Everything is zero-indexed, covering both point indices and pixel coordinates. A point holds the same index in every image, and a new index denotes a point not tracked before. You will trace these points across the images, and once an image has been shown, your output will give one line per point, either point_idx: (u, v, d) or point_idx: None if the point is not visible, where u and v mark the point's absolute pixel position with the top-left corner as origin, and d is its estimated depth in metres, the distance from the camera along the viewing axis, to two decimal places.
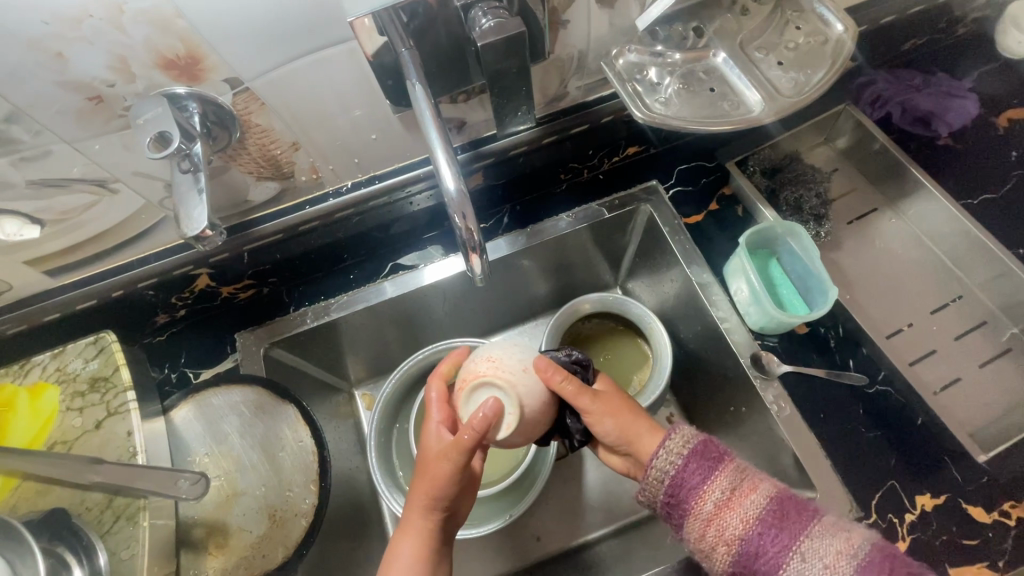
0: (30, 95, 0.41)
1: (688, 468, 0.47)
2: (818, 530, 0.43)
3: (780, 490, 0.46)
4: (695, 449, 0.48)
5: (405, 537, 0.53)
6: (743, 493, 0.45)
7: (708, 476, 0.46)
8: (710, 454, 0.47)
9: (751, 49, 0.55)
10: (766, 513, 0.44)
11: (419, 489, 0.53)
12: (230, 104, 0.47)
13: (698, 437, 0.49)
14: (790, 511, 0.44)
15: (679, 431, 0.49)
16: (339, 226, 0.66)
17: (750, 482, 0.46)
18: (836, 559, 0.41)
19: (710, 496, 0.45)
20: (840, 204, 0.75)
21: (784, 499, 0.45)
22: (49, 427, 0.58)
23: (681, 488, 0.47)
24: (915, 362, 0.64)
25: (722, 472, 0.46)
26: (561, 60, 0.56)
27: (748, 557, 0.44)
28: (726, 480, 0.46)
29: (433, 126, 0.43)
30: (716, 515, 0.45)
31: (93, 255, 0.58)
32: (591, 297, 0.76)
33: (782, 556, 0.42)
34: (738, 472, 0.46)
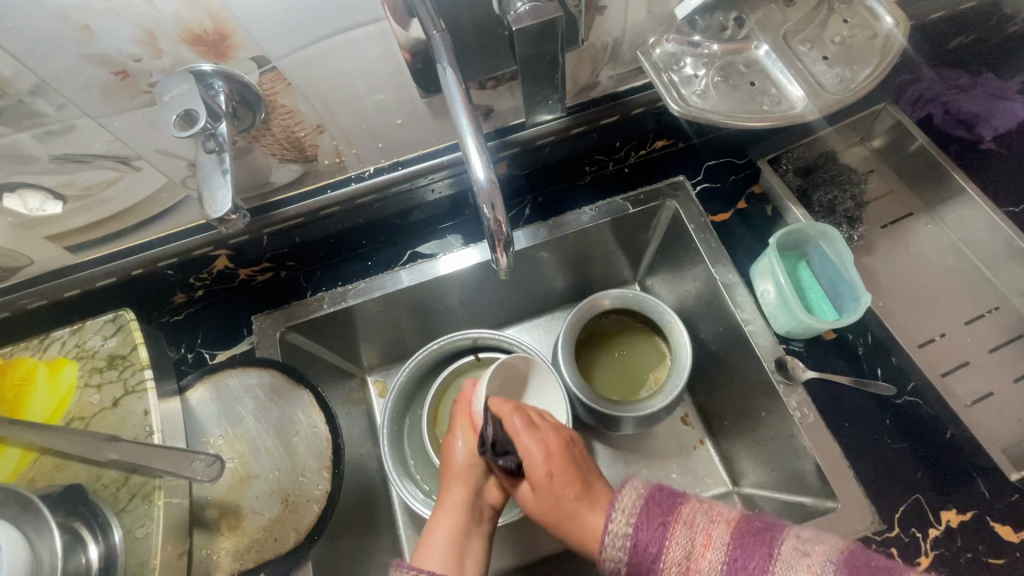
0: (56, 67, 0.40)
1: (642, 528, 0.44)
2: (781, 568, 0.39)
3: (735, 529, 0.42)
4: (640, 520, 0.44)
5: (440, 514, 0.58)
6: (699, 553, 0.41)
7: (663, 546, 0.42)
8: (655, 522, 0.44)
9: (794, 42, 0.53)
10: (729, 566, 0.40)
11: (448, 474, 0.61)
12: (256, 83, 0.46)
13: (638, 502, 0.45)
14: (750, 558, 0.40)
15: (625, 492, 0.46)
16: (359, 212, 0.65)
17: (702, 535, 0.42)
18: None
19: (670, 573, 0.41)
20: (875, 207, 0.73)
21: (740, 545, 0.41)
22: (67, 402, 0.58)
23: (640, 566, 0.43)
24: (946, 373, 0.62)
25: (672, 537, 0.42)
26: (595, 48, 0.54)
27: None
28: (678, 545, 0.42)
29: (464, 112, 0.41)
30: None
31: (114, 233, 0.57)
32: (611, 293, 0.74)
33: None
34: (687, 532, 0.42)
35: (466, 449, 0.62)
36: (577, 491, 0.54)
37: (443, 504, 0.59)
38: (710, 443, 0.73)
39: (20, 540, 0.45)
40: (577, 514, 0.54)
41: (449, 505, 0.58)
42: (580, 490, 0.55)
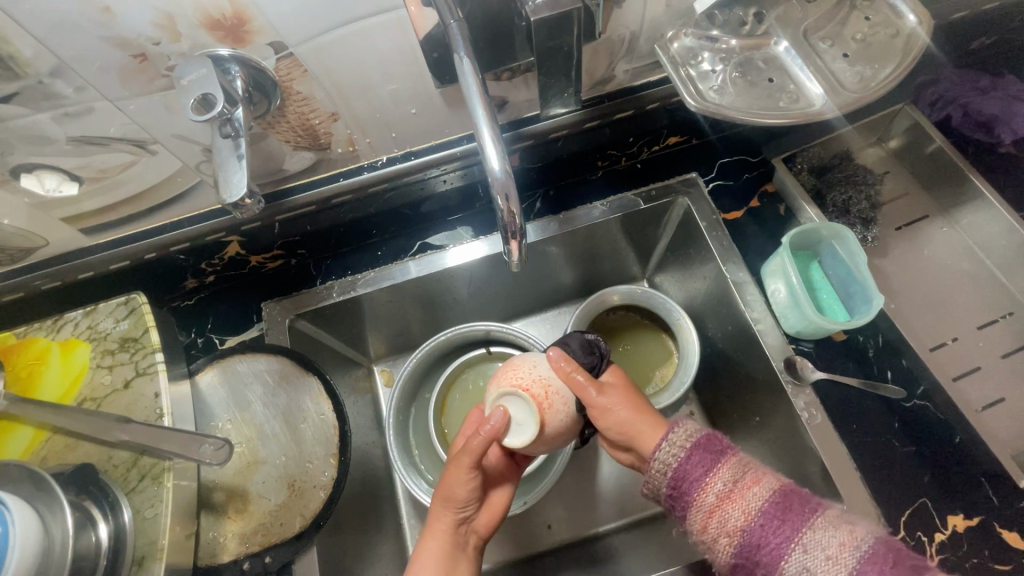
0: (75, 49, 0.41)
1: (692, 457, 0.46)
2: (820, 522, 0.41)
3: (782, 483, 0.44)
4: (700, 441, 0.47)
5: (428, 546, 0.55)
6: (745, 485, 0.44)
7: (712, 469, 0.45)
8: (710, 453, 0.46)
9: (815, 39, 0.53)
10: (767, 505, 0.43)
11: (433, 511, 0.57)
12: (272, 69, 0.46)
13: (700, 430, 0.48)
14: (789, 504, 0.42)
15: (683, 425, 0.49)
16: (371, 201, 0.65)
17: (750, 477, 0.44)
18: (840, 549, 0.39)
19: (712, 489, 0.44)
20: (889, 209, 0.72)
21: (785, 492, 0.43)
22: (79, 383, 0.59)
23: (685, 478, 0.46)
24: (957, 378, 0.62)
25: (719, 470, 0.45)
26: (611, 41, 0.54)
27: (750, 549, 0.42)
28: (728, 472, 0.45)
29: (480, 102, 0.41)
30: (717, 506, 0.44)
31: (127, 216, 0.58)
32: (620, 289, 0.73)
33: (784, 546, 0.41)
34: (737, 470, 0.45)
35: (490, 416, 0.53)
36: (640, 402, 0.56)
37: (430, 538, 0.55)
38: None
39: (33, 516, 0.46)
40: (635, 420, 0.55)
41: (438, 534, 0.55)
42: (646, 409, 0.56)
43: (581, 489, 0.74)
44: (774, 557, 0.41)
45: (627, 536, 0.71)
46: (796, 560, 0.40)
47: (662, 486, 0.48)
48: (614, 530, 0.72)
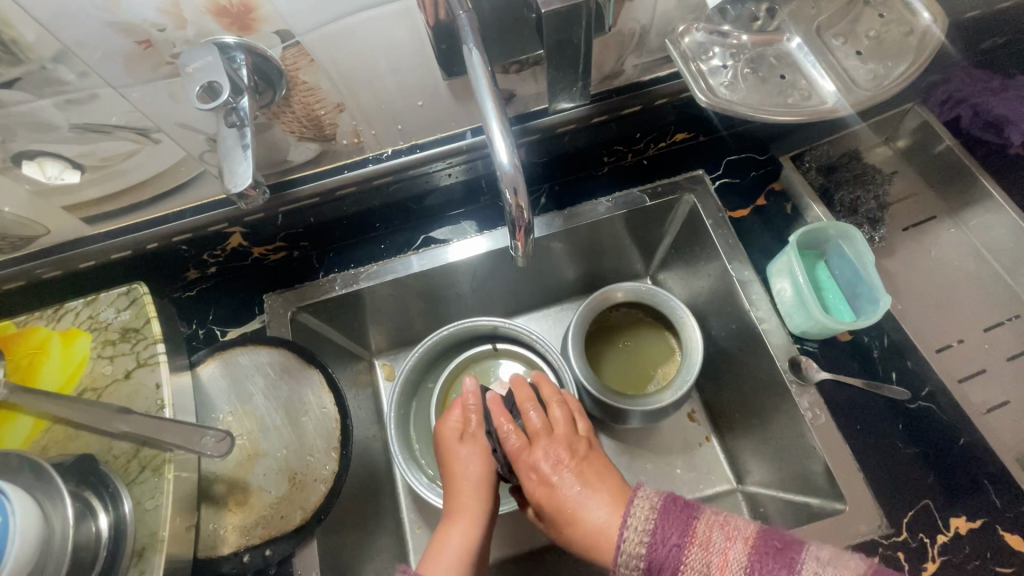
0: (79, 35, 0.40)
1: (657, 547, 0.43)
2: None
3: (754, 535, 0.42)
4: (659, 518, 0.44)
5: (455, 525, 0.56)
6: (719, 565, 0.41)
7: (682, 550, 0.42)
8: (671, 541, 0.43)
9: (828, 36, 0.52)
10: (750, 574, 0.40)
11: (458, 494, 0.59)
12: (279, 58, 0.45)
13: (653, 510, 0.45)
14: (773, 571, 0.40)
15: (638, 501, 0.46)
16: (375, 193, 0.64)
17: (721, 556, 0.41)
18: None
19: None
20: (897, 209, 0.72)
21: (762, 561, 0.41)
22: (80, 372, 0.58)
23: (659, 569, 0.42)
24: (963, 380, 0.62)
25: (687, 559, 0.42)
26: (622, 35, 0.53)
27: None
28: (699, 548, 0.42)
29: (489, 95, 0.41)
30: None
31: (129, 205, 0.57)
32: (624, 285, 0.73)
33: None
34: (705, 551, 0.42)
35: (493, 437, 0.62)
36: (580, 475, 0.54)
37: (458, 515, 0.57)
38: (716, 440, 0.73)
39: (33, 506, 0.46)
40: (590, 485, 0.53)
41: (471, 513, 0.57)
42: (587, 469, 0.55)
43: None
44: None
45: None
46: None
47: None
48: None
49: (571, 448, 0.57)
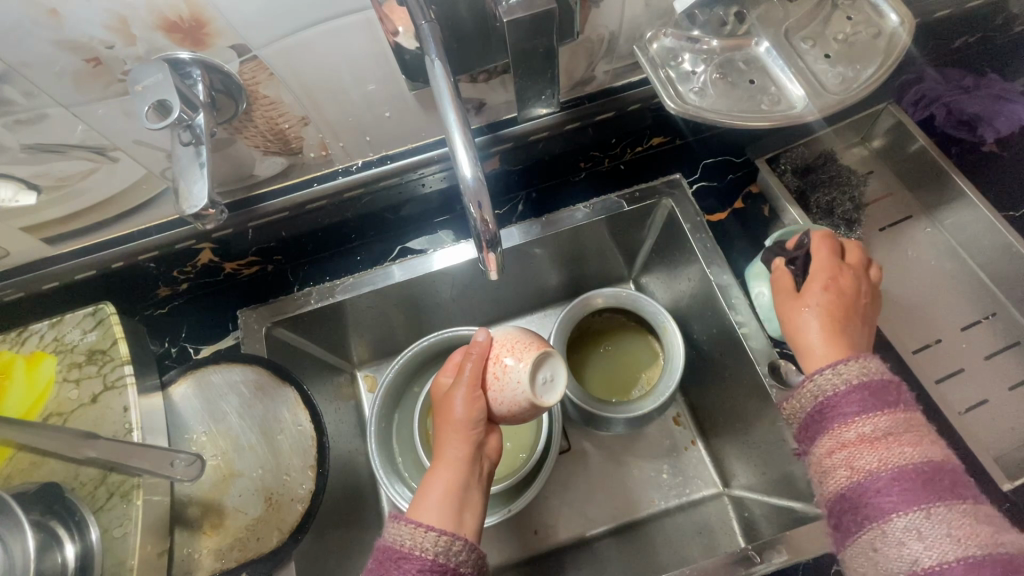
0: (23, 54, 0.39)
1: (851, 394, 0.44)
2: (963, 510, 0.39)
3: (941, 458, 0.42)
4: (869, 383, 0.44)
5: (438, 471, 0.52)
6: (899, 441, 0.42)
7: (867, 411, 0.43)
8: (870, 397, 0.43)
9: (796, 39, 0.51)
10: (912, 468, 0.41)
11: (443, 440, 0.55)
12: (237, 73, 0.44)
13: (865, 376, 0.44)
14: (938, 481, 0.40)
15: (863, 360, 0.45)
16: (348, 205, 0.63)
17: (909, 436, 0.42)
18: (969, 535, 0.38)
19: (856, 429, 0.42)
20: (872, 209, 0.72)
21: (941, 470, 0.41)
22: (45, 398, 0.57)
23: (833, 408, 0.44)
24: (941, 380, 0.62)
25: (875, 414, 0.43)
26: (590, 41, 0.52)
27: (864, 490, 0.41)
28: (887, 422, 0.42)
29: (451, 105, 0.39)
30: (854, 445, 0.42)
31: (91, 225, 0.56)
32: (604, 291, 0.73)
33: (902, 504, 0.40)
34: (899, 421, 0.42)
35: (499, 379, 0.55)
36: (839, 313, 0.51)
37: (443, 460, 0.53)
38: (701, 444, 0.75)
39: None
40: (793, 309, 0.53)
41: (451, 458, 0.53)
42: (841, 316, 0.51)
43: (567, 493, 0.73)
44: (883, 507, 0.40)
45: (615, 539, 0.71)
46: (911, 519, 0.39)
47: (802, 410, 0.46)
48: (602, 533, 0.71)
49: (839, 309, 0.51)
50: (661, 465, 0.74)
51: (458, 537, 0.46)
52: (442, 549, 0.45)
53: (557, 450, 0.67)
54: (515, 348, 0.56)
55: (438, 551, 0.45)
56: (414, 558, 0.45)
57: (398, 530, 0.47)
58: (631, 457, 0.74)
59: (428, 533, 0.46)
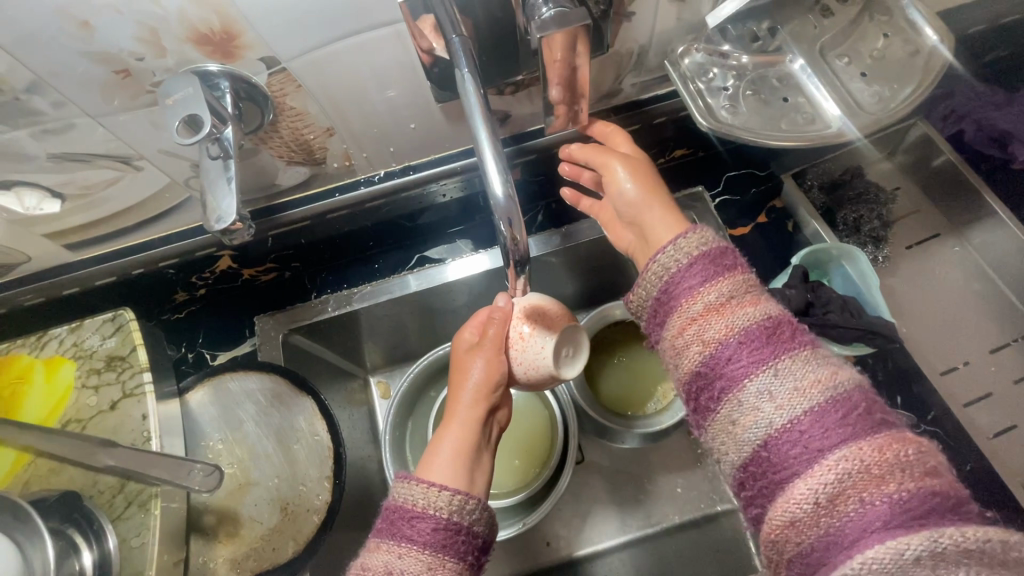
0: (54, 65, 0.38)
1: (692, 269, 0.43)
2: (803, 356, 0.38)
3: (780, 317, 0.41)
4: (708, 255, 0.43)
5: (449, 431, 0.53)
6: (740, 303, 0.40)
7: (709, 279, 0.42)
8: (709, 268, 0.42)
9: (832, 56, 0.50)
10: (756, 326, 0.39)
11: (457, 400, 0.55)
12: (264, 84, 0.44)
13: (707, 248, 0.44)
14: (782, 345, 0.38)
15: (698, 233, 0.45)
16: (368, 214, 0.63)
17: (746, 301, 0.41)
18: (811, 384, 0.36)
19: (703, 300, 0.41)
20: (900, 226, 0.70)
21: (777, 324, 0.39)
22: (63, 404, 0.57)
23: (679, 284, 0.43)
24: (969, 404, 0.60)
25: (714, 284, 0.42)
26: (619, 55, 0.51)
27: (718, 361, 0.39)
28: (726, 287, 0.41)
29: (483, 123, 0.39)
30: (702, 316, 0.41)
31: (113, 232, 0.55)
32: (621, 303, 0.73)
33: (752, 367, 0.38)
34: (738, 287, 0.41)
35: (524, 350, 0.53)
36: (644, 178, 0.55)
37: (452, 420, 0.54)
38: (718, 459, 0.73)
39: None
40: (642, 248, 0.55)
41: (461, 418, 0.54)
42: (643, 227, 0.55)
43: (580, 505, 0.73)
44: (735, 374, 0.38)
45: (629, 553, 0.70)
46: (760, 380, 0.37)
47: (650, 297, 0.45)
48: (616, 547, 0.70)
49: (638, 172, 0.54)
50: (677, 480, 0.73)
51: (472, 497, 0.47)
52: (456, 507, 0.46)
53: (572, 466, 0.66)
54: (548, 317, 0.53)
55: (452, 511, 0.45)
56: (428, 517, 0.45)
57: (410, 489, 0.47)
58: (646, 471, 0.73)
59: (442, 492, 0.46)
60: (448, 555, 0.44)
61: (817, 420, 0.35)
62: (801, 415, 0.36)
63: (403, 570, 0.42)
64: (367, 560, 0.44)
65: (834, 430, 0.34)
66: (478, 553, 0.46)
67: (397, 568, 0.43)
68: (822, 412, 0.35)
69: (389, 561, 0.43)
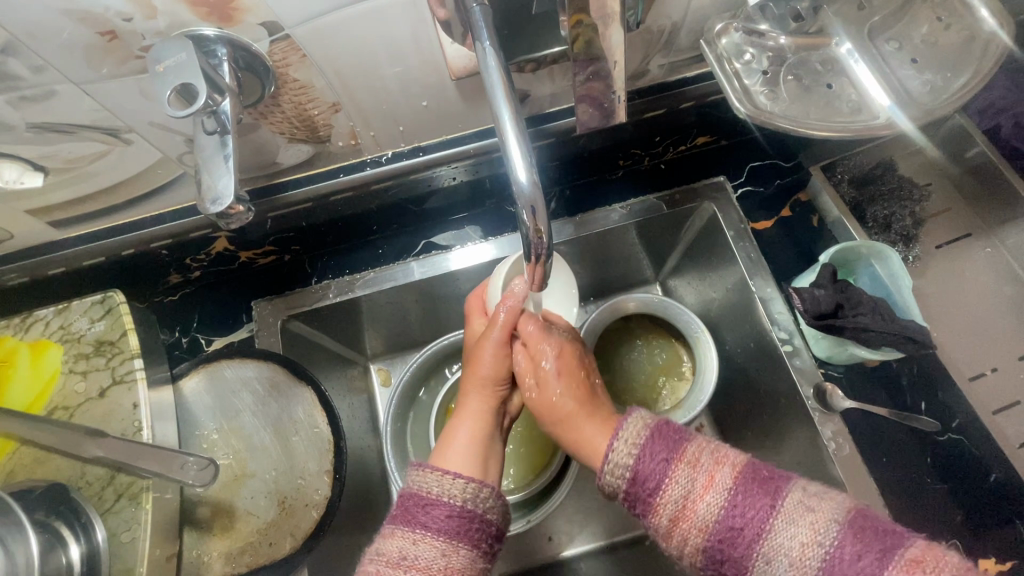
0: (32, 24, 0.35)
1: (639, 471, 0.41)
2: (781, 521, 0.37)
3: (737, 474, 0.40)
4: (644, 453, 0.42)
5: (461, 423, 0.53)
6: (696, 495, 0.39)
7: (663, 481, 0.41)
8: (659, 458, 0.41)
9: (880, 41, 0.47)
10: (725, 511, 0.38)
11: (467, 391, 0.56)
12: (266, 53, 0.40)
13: (645, 435, 0.43)
14: (749, 508, 0.38)
15: (629, 424, 0.44)
16: (373, 196, 0.59)
17: (705, 476, 0.40)
18: (804, 551, 0.36)
19: (664, 508, 0.40)
20: (930, 225, 0.67)
21: (743, 492, 0.39)
22: (50, 390, 0.54)
23: (637, 489, 0.42)
24: (997, 412, 0.58)
25: (671, 476, 0.40)
26: (650, 32, 0.47)
27: (714, 560, 0.39)
28: (678, 482, 0.40)
29: (506, 101, 0.35)
30: (673, 526, 0.40)
31: (101, 210, 0.52)
32: (635, 296, 0.67)
33: (748, 559, 0.37)
34: (689, 472, 0.40)
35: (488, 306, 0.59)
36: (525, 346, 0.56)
37: (465, 413, 0.54)
38: None
39: None
40: (577, 423, 0.53)
41: (474, 408, 0.54)
42: (589, 401, 0.53)
43: (584, 503, 0.70)
44: (739, 565, 0.38)
45: (634, 551, 0.68)
46: (763, 569, 0.37)
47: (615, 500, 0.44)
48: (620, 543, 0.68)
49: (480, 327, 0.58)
50: None
51: (486, 485, 0.45)
52: (469, 494, 0.44)
53: (578, 462, 0.63)
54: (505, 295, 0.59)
55: (466, 497, 0.44)
56: (442, 503, 0.43)
57: (423, 477, 0.45)
58: None
59: (455, 479, 0.44)
60: (462, 542, 0.42)
61: None
62: None
63: (417, 556, 0.40)
64: (379, 545, 0.42)
65: (858, 571, 0.34)
66: (492, 543, 0.44)
67: (411, 554, 0.40)
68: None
69: (404, 546, 0.41)
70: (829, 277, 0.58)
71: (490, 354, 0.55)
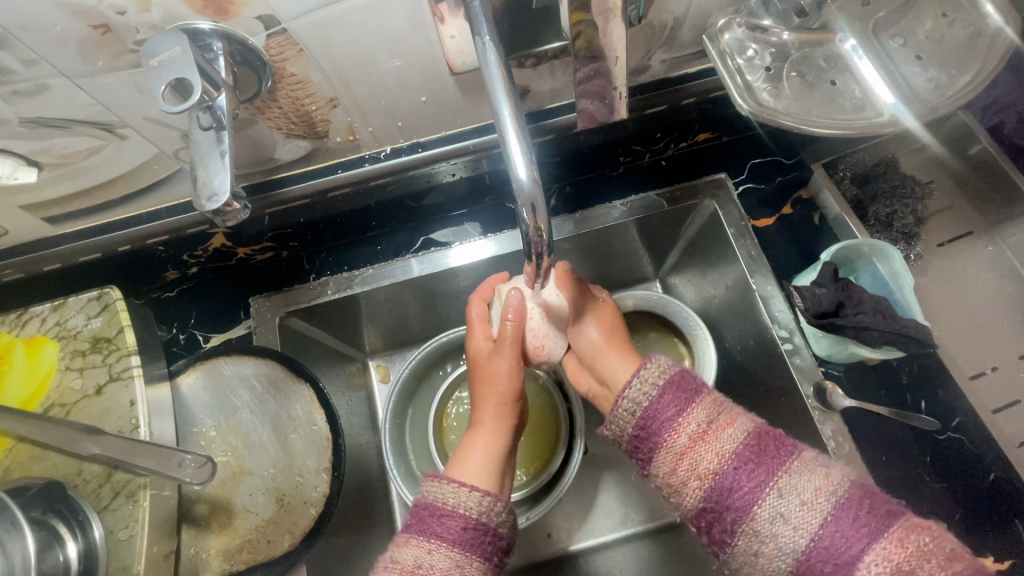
0: (23, 17, 0.34)
1: (662, 400, 0.44)
2: (795, 465, 0.39)
3: (757, 425, 0.43)
4: (669, 384, 0.45)
5: (477, 439, 0.54)
6: (717, 427, 0.42)
7: (683, 410, 0.43)
8: (680, 397, 0.44)
9: (884, 37, 0.47)
10: (743, 447, 0.41)
11: (482, 407, 0.55)
12: (263, 47, 0.40)
13: (667, 374, 0.46)
14: (766, 450, 0.40)
15: (655, 362, 0.46)
16: (372, 192, 0.59)
17: (725, 418, 0.43)
18: (814, 494, 0.38)
19: (683, 434, 0.42)
20: (932, 223, 0.67)
21: (759, 436, 0.41)
22: (46, 386, 0.54)
23: (655, 416, 0.44)
24: (997, 411, 0.58)
25: (691, 412, 0.43)
26: (652, 28, 0.46)
27: (719, 493, 0.40)
28: (702, 413, 0.43)
29: (505, 96, 0.35)
30: (689, 448, 0.42)
31: (96, 206, 0.51)
32: (635, 293, 0.67)
33: (757, 492, 0.39)
34: (711, 411, 0.43)
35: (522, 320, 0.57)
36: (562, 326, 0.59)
37: (480, 427, 0.55)
38: None
39: None
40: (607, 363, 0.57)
41: (489, 424, 0.54)
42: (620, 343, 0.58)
43: (584, 500, 0.70)
44: (746, 501, 0.39)
45: (633, 548, 0.68)
46: (769, 501, 0.39)
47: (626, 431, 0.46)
48: (619, 540, 0.68)
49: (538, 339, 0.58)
50: None
51: (500, 499, 0.45)
52: (484, 508, 0.44)
53: (577, 462, 0.63)
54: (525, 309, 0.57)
55: (482, 511, 0.43)
56: (457, 515, 0.43)
57: (439, 487, 0.45)
58: None
59: (470, 492, 0.44)
60: (474, 554, 0.42)
61: (834, 530, 0.37)
62: (818, 530, 0.37)
63: (432, 565, 0.40)
64: (393, 553, 0.42)
65: (862, 525, 0.36)
66: (502, 557, 0.44)
67: (426, 563, 0.40)
68: (835, 519, 0.37)
69: (418, 556, 0.41)
70: (829, 276, 0.58)
71: (505, 372, 0.54)
